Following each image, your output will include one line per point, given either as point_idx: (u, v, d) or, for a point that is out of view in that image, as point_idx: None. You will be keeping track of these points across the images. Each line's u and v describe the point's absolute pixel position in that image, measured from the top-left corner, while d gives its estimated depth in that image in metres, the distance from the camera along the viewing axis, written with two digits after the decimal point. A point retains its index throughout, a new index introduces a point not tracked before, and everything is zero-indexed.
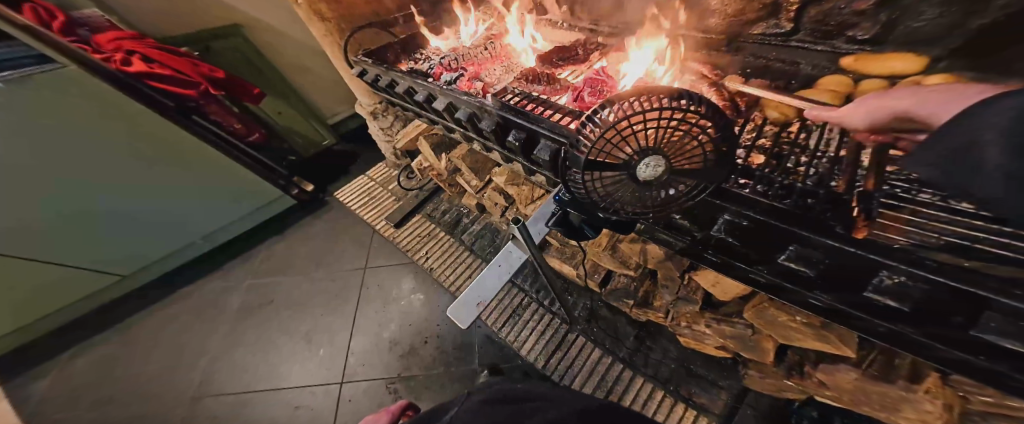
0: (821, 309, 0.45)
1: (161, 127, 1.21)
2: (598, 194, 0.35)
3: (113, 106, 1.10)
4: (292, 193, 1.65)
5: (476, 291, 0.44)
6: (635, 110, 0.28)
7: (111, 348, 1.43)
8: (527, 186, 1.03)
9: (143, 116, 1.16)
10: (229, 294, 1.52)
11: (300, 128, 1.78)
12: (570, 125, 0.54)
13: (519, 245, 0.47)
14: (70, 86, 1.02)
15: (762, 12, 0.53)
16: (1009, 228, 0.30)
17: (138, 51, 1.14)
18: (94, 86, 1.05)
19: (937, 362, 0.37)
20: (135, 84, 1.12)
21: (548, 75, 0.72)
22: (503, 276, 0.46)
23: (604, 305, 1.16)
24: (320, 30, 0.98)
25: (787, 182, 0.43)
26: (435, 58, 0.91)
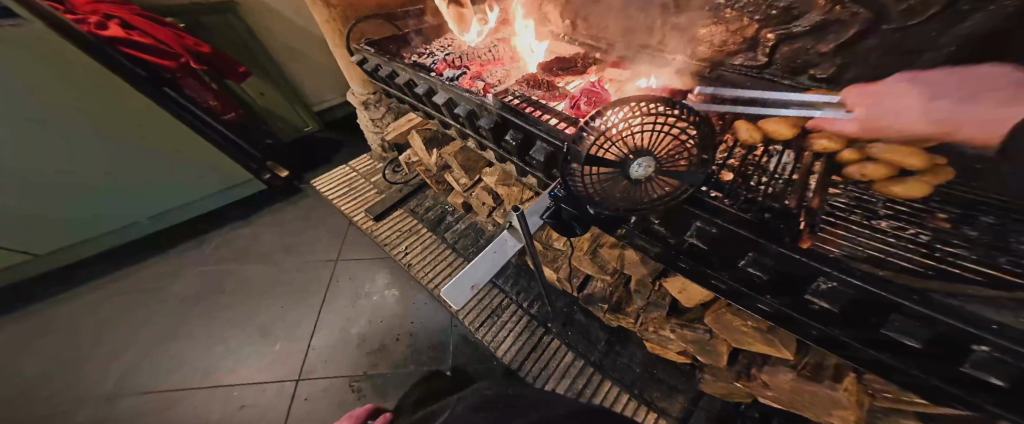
0: (767, 313, 0.49)
1: (126, 96, 1.10)
2: (594, 188, 0.38)
3: (76, 70, 0.99)
4: (263, 178, 1.54)
5: (472, 272, 0.44)
6: (629, 114, 0.34)
7: (26, 332, 1.25)
8: (517, 187, 1.07)
9: (110, 82, 1.06)
10: (178, 279, 1.39)
11: (281, 108, 1.70)
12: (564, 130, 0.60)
13: (515, 235, 0.48)
14: (27, 43, 0.90)
15: (742, 46, 0.62)
16: (910, 246, 0.39)
17: (116, 16, 1.06)
18: (62, 46, 0.95)
19: (853, 361, 0.43)
20: (107, 49, 1.03)
21: (546, 81, 0.76)
22: (497, 265, 0.46)
23: (580, 310, 1.20)
24: (322, 15, 0.98)
25: (751, 197, 0.50)
26: (439, 54, 0.93)
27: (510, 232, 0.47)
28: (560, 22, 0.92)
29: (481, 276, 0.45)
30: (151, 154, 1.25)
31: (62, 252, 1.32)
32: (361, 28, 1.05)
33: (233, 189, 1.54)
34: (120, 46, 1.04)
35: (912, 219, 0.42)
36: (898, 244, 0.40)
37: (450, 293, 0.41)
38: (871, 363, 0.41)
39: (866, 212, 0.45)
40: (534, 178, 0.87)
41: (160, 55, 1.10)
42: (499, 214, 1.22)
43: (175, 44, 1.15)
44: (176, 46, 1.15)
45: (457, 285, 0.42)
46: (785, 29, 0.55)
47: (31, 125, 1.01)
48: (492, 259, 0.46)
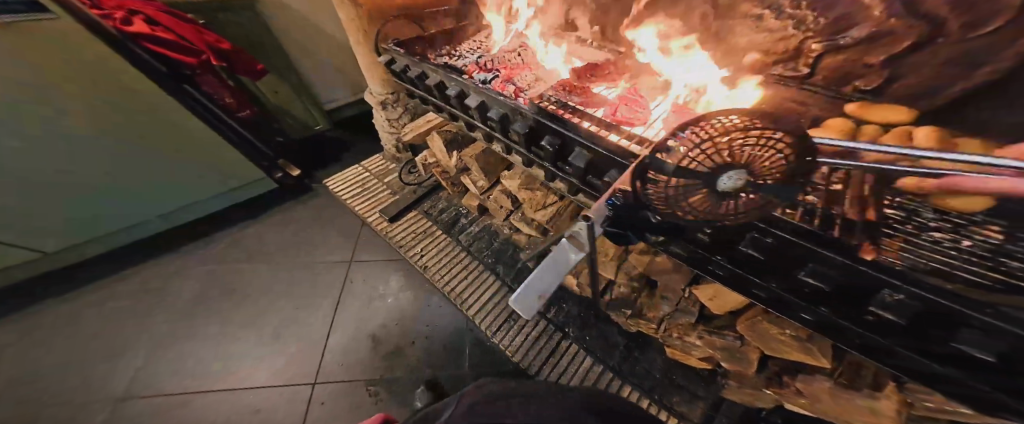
0: (811, 322, 0.46)
1: (146, 90, 1.09)
2: (676, 193, 0.42)
3: (99, 64, 0.99)
4: (275, 176, 1.53)
5: (536, 283, 0.40)
6: (718, 137, 0.43)
7: (28, 333, 1.22)
8: (541, 192, 1.07)
9: (133, 77, 1.06)
10: (186, 279, 1.36)
11: (293, 106, 1.68)
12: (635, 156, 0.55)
13: (576, 243, 0.42)
14: (53, 35, 0.90)
15: (784, 55, 0.61)
16: (973, 259, 0.39)
17: (142, 11, 1.06)
18: (88, 40, 0.95)
19: (897, 368, 0.40)
20: (131, 45, 1.03)
21: (579, 86, 0.75)
22: (560, 274, 0.41)
23: (597, 314, 1.20)
24: (350, 14, 1.00)
25: (809, 207, 0.51)
26: (470, 56, 0.93)
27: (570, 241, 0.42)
28: (589, 28, 0.91)
29: (547, 286, 0.40)
30: (164, 150, 1.23)
31: (68, 250, 1.28)
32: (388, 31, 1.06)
33: (235, 191, 1.52)
34: (145, 41, 1.02)
35: (970, 234, 0.42)
36: (960, 257, 0.40)
37: (518, 305, 0.39)
38: (922, 375, 0.37)
39: (921, 226, 0.45)
40: (562, 183, 0.87)
41: (182, 51, 1.08)
42: (518, 219, 1.23)
43: (197, 41, 1.12)
44: (199, 43, 1.13)
45: (523, 296, 0.40)
46: (834, 41, 0.53)
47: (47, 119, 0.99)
48: (555, 268, 0.42)
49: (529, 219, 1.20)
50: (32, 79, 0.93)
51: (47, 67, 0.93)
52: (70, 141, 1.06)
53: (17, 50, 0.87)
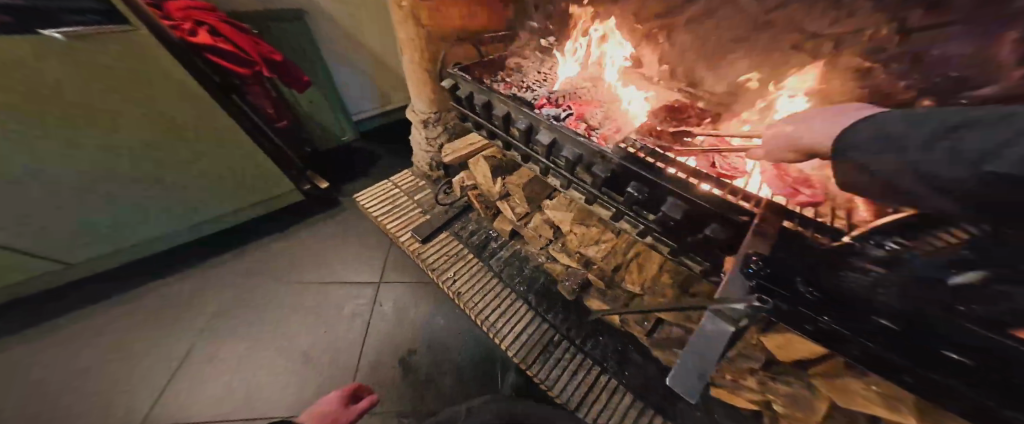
0: (920, 389, 0.42)
1: (199, 103, 1.06)
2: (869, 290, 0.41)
3: (160, 77, 0.96)
4: (302, 188, 1.48)
5: (693, 357, 0.42)
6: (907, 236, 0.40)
7: (32, 353, 1.13)
8: (596, 228, 1.08)
9: (190, 91, 1.02)
10: (205, 296, 1.29)
11: (325, 118, 1.66)
12: (757, 224, 0.50)
13: (723, 318, 0.42)
14: (128, 49, 0.88)
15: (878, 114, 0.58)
16: None
17: (207, 22, 1.05)
18: (155, 54, 0.92)
19: None
20: (191, 55, 1.01)
21: (659, 130, 0.75)
22: (716, 351, 0.42)
23: (633, 347, 1.11)
24: (411, 34, 1.01)
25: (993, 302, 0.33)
26: (539, 89, 0.98)
27: (716, 315, 0.42)
28: (656, 67, 0.93)
29: (703, 362, 0.41)
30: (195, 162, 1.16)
31: (82, 264, 1.20)
32: (452, 54, 1.10)
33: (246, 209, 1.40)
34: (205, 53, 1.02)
35: None
36: None
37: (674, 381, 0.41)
38: None
39: None
40: (627, 222, 0.84)
41: (238, 62, 1.09)
42: (556, 249, 1.17)
43: (252, 51, 1.12)
44: (252, 53, 1.12)
45: (679, 371, 0.42)
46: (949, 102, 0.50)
47: (90, 128, 0.94)
48: (708, 345, 0.42)
49: (570, 249, 1.14)
50: (89, 91, 0.89)
51: (107, 77, 0.89)
52: (101, 149, 0.99)
53: (82, 60, 0.84)
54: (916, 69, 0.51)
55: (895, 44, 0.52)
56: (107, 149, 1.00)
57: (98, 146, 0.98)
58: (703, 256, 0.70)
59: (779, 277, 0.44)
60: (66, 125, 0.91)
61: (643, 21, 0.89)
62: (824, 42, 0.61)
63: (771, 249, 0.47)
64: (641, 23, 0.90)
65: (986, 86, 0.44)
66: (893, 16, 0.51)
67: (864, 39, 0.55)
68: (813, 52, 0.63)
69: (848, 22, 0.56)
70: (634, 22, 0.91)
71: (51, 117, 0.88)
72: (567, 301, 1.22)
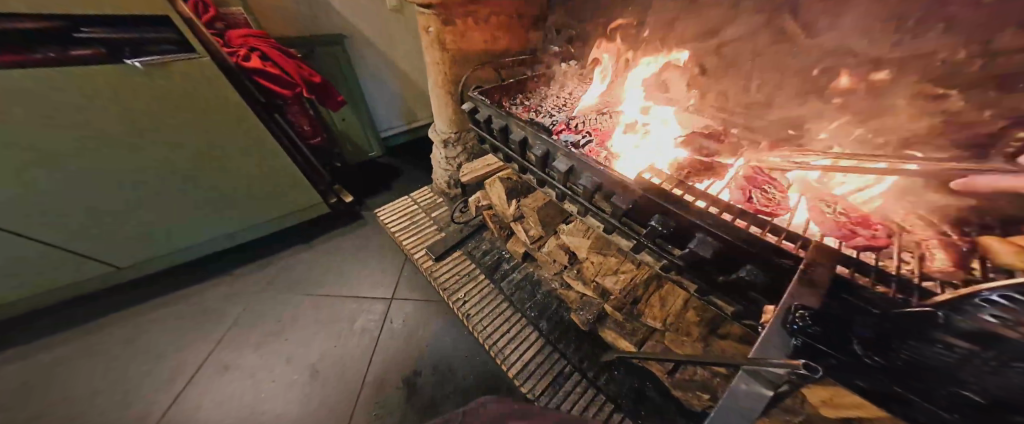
0: None
1: (246, 123, 1.15)
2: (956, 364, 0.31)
3: (215, 99, 1.06)
4: (328, 201, 1.54)
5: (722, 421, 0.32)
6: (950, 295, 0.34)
7: (68, 350, 1.19)
8: (614, 258, 1.02)
9: (239, 110, 1.11)
10: (230, 303, 1.34)
11: (355, 134, 1.75)
12: (805, 269, 0.43)
13: (760, 380, 0.35)
14: (195, 74, 0.98)
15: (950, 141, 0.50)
16: None
17: (259, 48, 1.14)
18: (214, 78, 1.02)
19: None
20: (241, 77, 1.10)
21: (701, 162, 0.72)
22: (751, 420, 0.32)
23: (653, 385, 1.00)
24: (436, 57, 1.05)
25: None
26: (559, 115, 0.98)
27: (751, 376, 0.36)
28: (685, 92, 0.89)
29: None
30: (234, 174, 1.24)
31: (127, 267, 1.28)
32: (477, 76, 1.13)
33: (272, 221, 1.47)
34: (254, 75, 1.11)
35: None
36: None
37: None
38: None
39: None
40: (649, 255, 0.78)
41: (282, 84, 1.17)
42: (571, 276, 1.11)
43: (295, 74, 1.20)
44: (296, 77, 1.20)
45: None
46: None
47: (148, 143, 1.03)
48: (740, 410, 0.33)
49: (585, 277, 1.07)
50: (159, 110, 1.00)
51: (170, 98, 0.99)
52: (156, 162, 1.08)
53: (154, 83, 0.94)
54: (1006, 94, 0.43)
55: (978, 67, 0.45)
56: (159, 162, 1.09)
57: (152, 158, 1.06)
58: (731, 298, 0.64)
59: (835, 338, 0.36)
60: (128, 140, 1.00)
61: (671, 45, 0.86)
62: (885, 64, 0.54)
63: (824, 302, 0.39)
64: (668, 48, 0.88)
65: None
66: (973, 38, 0.45)
67: (937, 61, 0.49)
68: (870, 75, 0.56)
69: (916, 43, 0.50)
70: (661, 46, 0.89)
71: (117, 131, 0.97)
72: (581, 331, 1.14)
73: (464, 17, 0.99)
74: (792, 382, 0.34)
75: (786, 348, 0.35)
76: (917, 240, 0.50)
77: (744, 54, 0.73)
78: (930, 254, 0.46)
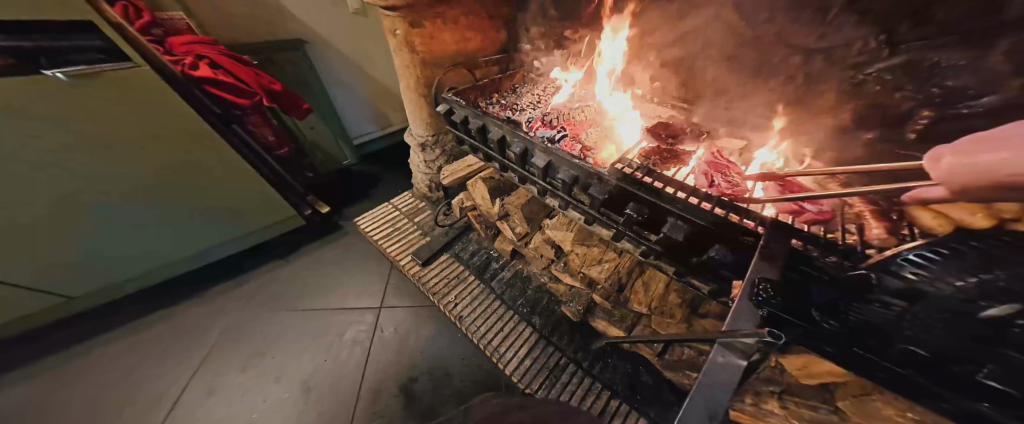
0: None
1: (198, 133, 1.07)
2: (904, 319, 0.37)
3: (160, 109, 0.98)
4: (304, 213, 1.49)
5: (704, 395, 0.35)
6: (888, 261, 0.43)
7: (21, 393, 1.09)
8: (598, 248, 1.05)
9: (189, 119, 1.03)
10: (206, 327, 1.27)
11: (326, 142, 1.69)
12: (764, 245, 0.47)
13: (734, 351, 0.38)
14: (135, 86, 0.91)
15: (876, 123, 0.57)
16: None
17: (207, 55, 1.07)
18: (156, 87, 0.94)
19: None
20: (191, 88, 1.04)
21: (667, 149, 0.75)
22: (728, 389, 0.36)
23: (646, 369, 1.05)
24: (406, 59, 1.03)
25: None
26: (534, 112, 0.99)
27: (725, 348, 0.39)
28: (649, 84, 0.92)
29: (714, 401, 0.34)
30: (200, 191, 1.18)
31: (81, 298, 1.18)
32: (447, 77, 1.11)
33: (244, 237, 1.40)
34: (205, 85, 1.06)
35: None
36: None
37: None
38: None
39: None
40: (629, 243, 0.82)
41: (238, 93, 1.11)
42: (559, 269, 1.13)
43: (252, 82, 1.14)
44: (253, 84, 1.14)
45: (691, 409, 0.34)
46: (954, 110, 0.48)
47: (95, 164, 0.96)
48: (718, 380, 0.36)
49: (572, 269, 1.10)
50: (96, 127, 0.91)
51: (107, 111, 0.90)
52: (107, 184, 1.00)
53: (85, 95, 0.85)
54: (912, 79, 0.49)
55: (885, 56, 0.51)
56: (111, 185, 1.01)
57: None
58: (704, 278, 0.68)
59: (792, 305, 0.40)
60: (72, 162, 0.92)
61: (634, 39, 0.89)
62: (817, 53, 0.59)
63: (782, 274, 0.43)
64: (631, 42, 0.91)
65: (982, 97, 0.42)
66: (882, 27, 0.50)
67: (856, 51, 0.54)
68: (806, 63, 0.62)
69: (836, 35, 0.55)
70: (625, 40, 0.91)
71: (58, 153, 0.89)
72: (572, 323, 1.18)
73: (432, 19, 0.97)
74: (758, 350, 0.37)
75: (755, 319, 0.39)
76: (856, 212, 0.54)
77: (698, 45, 0.77)
78: (866, 223, 0.51)
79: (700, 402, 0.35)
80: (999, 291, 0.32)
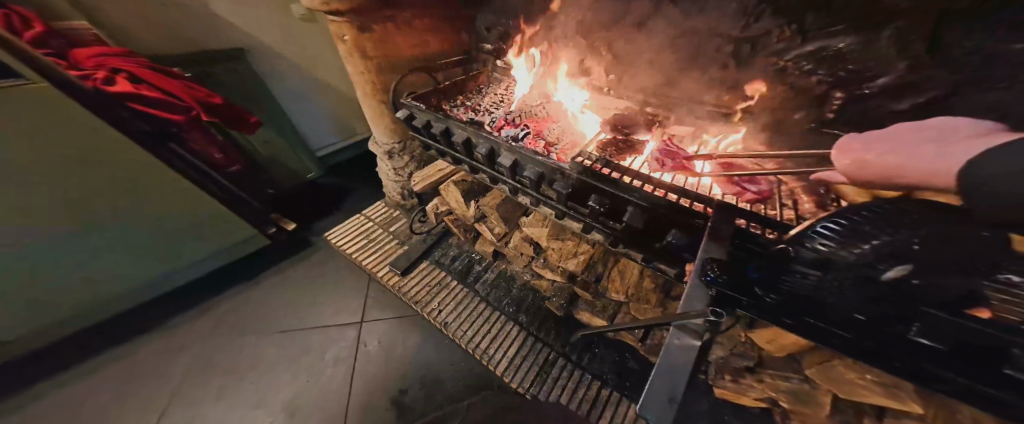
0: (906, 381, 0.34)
1: (124, 155, 0.97)
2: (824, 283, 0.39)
3: (75, 131, 0.87)
4: (267, 231, 1.42)
5: (662, 379, 0.36)
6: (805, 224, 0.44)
7: None
8: (571, 241, 1.05)
9: (112, 140, 0.93)
10: (173, 360, 1.19)
11: (286, 157, 1.63)
12: (713, 226, 0.50)
13: (688, 332, 0.39)
14: (17, 105, 0.78)
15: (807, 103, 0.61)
16: None
17: (125, 69, 0.99)
18: (63, 105, 0.84)
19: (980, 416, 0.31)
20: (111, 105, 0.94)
21: (623, 140, 0.77)
22: (685, 371, 0.37)
23: (632, 355, 1.08)
24: (359, 66, 1.00)
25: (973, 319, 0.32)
26: (497, 112, 0.98)
27: (680, 330, 0.40)
28: (603, 77, 0.93)
29: (672, 385, 0.36)
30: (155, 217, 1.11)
31: (24, 343, 1.09)
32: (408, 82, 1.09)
33: (206, 261, 1.33)
34: (128, 101, 0.95)
35: None
36: None
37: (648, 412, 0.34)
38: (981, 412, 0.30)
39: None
40: (599, 234, 0.83)
41: (171, 109, 1.04)
42: (540, 265, 1.14)
43: (186, 97, 1.09)
44: (187, 98, 1.09)
45: (650, 395, 0.35)
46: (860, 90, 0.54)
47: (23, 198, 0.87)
48: (674, 363, 0.38)
49: (551, 264, 1.11)
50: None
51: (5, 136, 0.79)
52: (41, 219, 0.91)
53: None
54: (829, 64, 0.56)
55: (799, 43, 0.59)
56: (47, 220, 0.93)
57: (40, 216, 0.90)
58: (671, 262, 0.70)
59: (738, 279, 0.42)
60: None
61: (583, 33, 0.91)
62: (744, 43, 0.65)
63: (728, 253, 0.45)
64: (581, 36, 0.92)
65: (880, 78, 0.52)
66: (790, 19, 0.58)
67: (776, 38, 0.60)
68: (736, 52, 0.67)
69: (757, 25, 0.62)
70: (577, 34, 0.93)
71: None
72: (555, 317, 1.19)
73: (382, 23, 0.95)
74: (711, 325, 0.39)
75: (704, 293, 0.41)
76: (790, 189, 0.62)
77: (638, 36, 0.80)
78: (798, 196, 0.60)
79: (659, 387, 0.36)
80: (891, 255, 0.36)
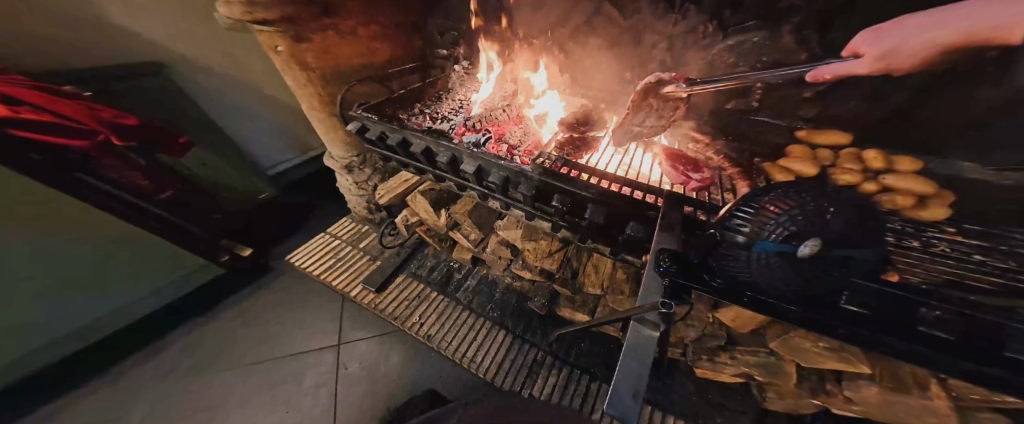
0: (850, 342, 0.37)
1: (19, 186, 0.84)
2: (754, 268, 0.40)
3: None
4: (219, 259, 1.32)
5: (626, 375, 0.38)
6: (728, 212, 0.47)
7: None
8: (544, 240, 1.05)
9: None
10: (124, 409, 1.08)
11: (229, 178, 1.49)
12: (663, 217, 0.51)
13: (647, 325, 0.41)
14: None
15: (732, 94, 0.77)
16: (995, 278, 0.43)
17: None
18: None
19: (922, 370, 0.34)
20: None
21: (579, 138, 0.83)
22: (646, 363, 0.39)
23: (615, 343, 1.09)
24: (299, 79, 0.91)
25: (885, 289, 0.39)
26: (456, 117, 0.95)
27: (640, 324, 0.41)
28: (560, 77, 1.00)
29: (637, 380, 0.37)
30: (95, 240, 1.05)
31: None
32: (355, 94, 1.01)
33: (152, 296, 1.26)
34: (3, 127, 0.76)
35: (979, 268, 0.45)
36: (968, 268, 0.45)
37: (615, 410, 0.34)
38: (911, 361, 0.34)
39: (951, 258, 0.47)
40: (568, 231, 0.82)
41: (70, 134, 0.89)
42: (518, 267, 1.11)
43: (89, 120, 0.94)
44: (89, 121, 0.94)
45: (616, 395, 0.36)
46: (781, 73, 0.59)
47: None
48: (638, 359, 0.39)
49: (529, 264, 1.09)
50: None
51: None
52: None
53: None
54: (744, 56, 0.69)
55: (720, 39, 0.70)
56: None
57: None
58: (636, 254, 0.69)
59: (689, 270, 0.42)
60: None
61: (537, 37, 0.96)
62: (675, 39, 0.75)
63: (677, 242, 0.46)
64: (537, 40, 0.97)
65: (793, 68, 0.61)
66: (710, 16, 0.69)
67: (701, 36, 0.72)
68: (671, 48, 0.78)
69: (685, 22, 0.72)
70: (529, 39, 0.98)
71: None
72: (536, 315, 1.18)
73: (322, 31, 0.88)
74: (664, 317, 0.41)
75: (657, 282, 0.42)
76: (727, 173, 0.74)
77: (588, 37, 0.88)
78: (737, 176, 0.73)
79: (624, 383, 0.38)
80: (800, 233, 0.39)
